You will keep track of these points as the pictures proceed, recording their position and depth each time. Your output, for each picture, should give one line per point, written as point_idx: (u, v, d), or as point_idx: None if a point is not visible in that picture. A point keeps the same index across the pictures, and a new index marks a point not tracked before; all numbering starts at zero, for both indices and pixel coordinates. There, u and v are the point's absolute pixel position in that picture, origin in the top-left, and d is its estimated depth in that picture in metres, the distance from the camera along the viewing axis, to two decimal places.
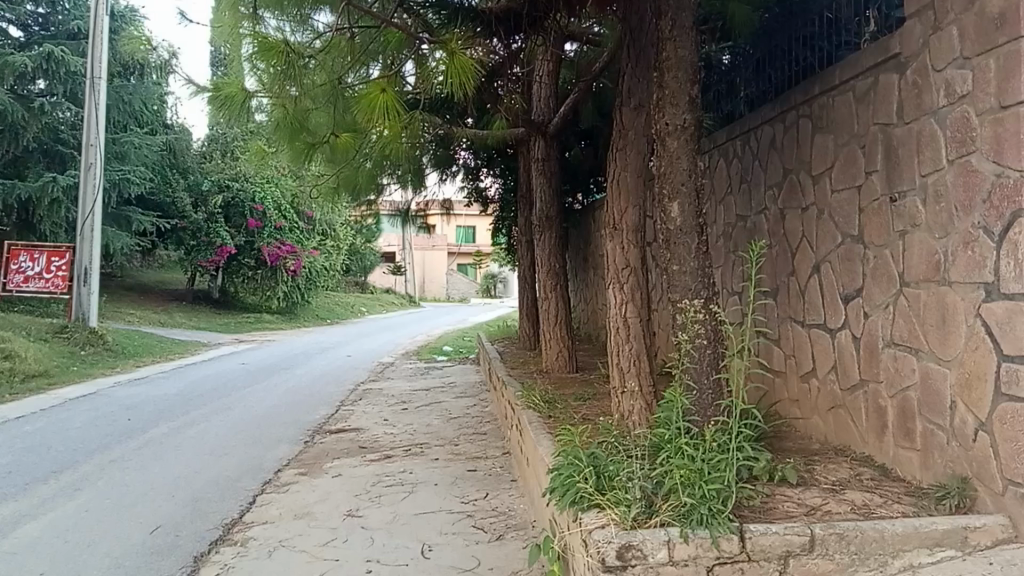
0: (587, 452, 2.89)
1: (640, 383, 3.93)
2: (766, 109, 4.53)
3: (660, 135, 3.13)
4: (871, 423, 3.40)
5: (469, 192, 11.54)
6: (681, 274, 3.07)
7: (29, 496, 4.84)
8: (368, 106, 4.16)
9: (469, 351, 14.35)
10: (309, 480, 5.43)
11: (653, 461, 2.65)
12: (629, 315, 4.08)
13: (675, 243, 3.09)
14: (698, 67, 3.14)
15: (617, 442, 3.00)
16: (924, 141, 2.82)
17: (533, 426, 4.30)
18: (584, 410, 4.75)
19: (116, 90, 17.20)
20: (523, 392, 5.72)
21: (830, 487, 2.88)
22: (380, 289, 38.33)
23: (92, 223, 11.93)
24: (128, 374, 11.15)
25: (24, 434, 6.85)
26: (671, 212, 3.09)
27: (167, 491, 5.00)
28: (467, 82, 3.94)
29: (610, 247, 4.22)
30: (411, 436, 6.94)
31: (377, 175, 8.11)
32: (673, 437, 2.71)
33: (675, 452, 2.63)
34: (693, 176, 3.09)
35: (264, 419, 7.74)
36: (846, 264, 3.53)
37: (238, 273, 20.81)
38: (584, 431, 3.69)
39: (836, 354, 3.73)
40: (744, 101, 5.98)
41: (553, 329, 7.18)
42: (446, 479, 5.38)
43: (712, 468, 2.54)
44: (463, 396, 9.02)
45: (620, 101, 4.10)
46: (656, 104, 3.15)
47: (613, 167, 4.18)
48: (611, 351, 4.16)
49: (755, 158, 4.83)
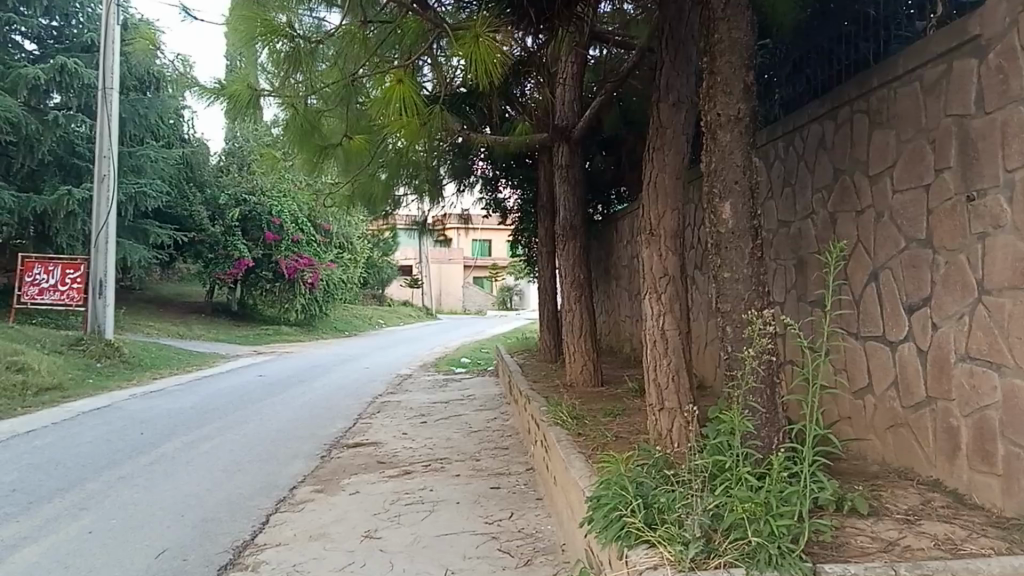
0: (632, 479, 2.59)
1: (678, 401, 3.67)
2: (815, 107, 4.35)
3: (711, 127, 2.85)
4: (940, 444, 3.11)
5: (487, 203, 11.26)
6: (733, 280, 2.78)
7: (31, 517, 4.58)
8: (385, 97, 3.88)
9: (487, 363, 14.09)
10: (325, 498, 5.15)
11: (712, 491, 2.35)
12: (667, 327, 3.79)
13: (726, 248, 2.80)
14: (754, 51, 2.86)
15: (663, 469, 2.71)
16: (1010, 132, 2.57)
17: (562, 444, 4.01)
18: (617, 428, 4.46)
19: (132, 104, 16.99)
20: (550, 406, 5.44)
21: (904, 517, 2.58)
22: (397, 302, 38.10)
23: (106, 234, 11.68)
24: (144, 386, 10.93)
25: (31, 449, 6.61)
26: (722, 212, 2.81)
27: (177, 510, 4.74)
28: (492, 69, 3.66)
29: (645, 255, 3.93)
30: (430, 450, 6.66)
31: (394, 184, 7.85)
32: (733, 464, 2.42)
33: (737, 482, 2.33)
34: (748, 173, 2.81)
35: (281, 434, 7.48)
36: (912, 270, 3.32)
37: (256, 286, 20.54)
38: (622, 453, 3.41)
39: (898, 370, 3.45)
40: (777, 104, 5.70)
41: (578, 342, 6.88)
42: (468, 496, 5.09)
43: (780, 501, 2.23)
44: (484, 409, 8.73)
45: (655, 96, 3.86)
46: (706, 94, 2.88)
47: (649, 168, 3.91)
48: (645, 365, 3.87)
49: (801, 159, 4.60)
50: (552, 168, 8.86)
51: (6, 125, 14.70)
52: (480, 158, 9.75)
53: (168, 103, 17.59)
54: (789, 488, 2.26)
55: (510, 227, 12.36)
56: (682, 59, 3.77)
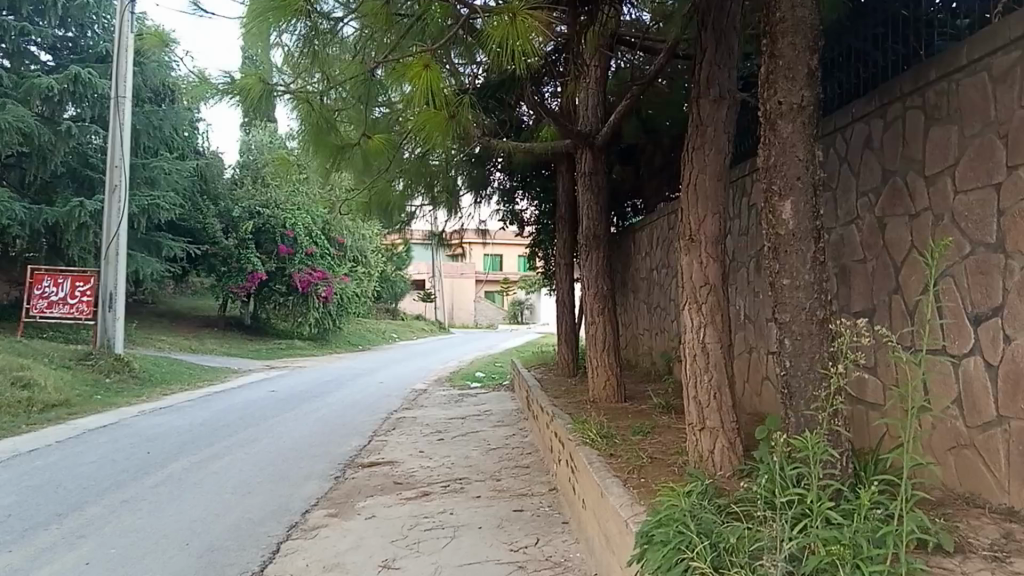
0: (690, 511, 2.32)
1: (721, 421, 3.42)
2: (860, 104, 4.10)
3: (771, 117, 2.60)
4: (1017, 469, 2.81)
5: (504, 215, 10.97)
6: (794, 289, 2.54)
7: (27, 546, 4.32)
8: (411, 83, 3.74)
9: (501, 377, 13.82)
10: (339, 524, 4.89)
11: (788, 529, 2.09)
12: (708, 340, 3.51)
13: (786, 250, 2.56)
14: (819, 32, 2.59)
15: (723, 509, 2.44)
16: None
17: (594, 467, 3.72)
18: (651, 448, 4.17)
19: (147, 115, 16.80)
20: (576, 424, 5.14)
21: (992, 555, 2.28)
22: (410, 316, 37.78)
23: (117, 245, 11.47)
24: (154, 402, 10.69)
25: (33, 470, 6.38)
26: (782, 211, 2.56)
27: (182, 538, 4.47)
28: (524, 47, 3.46)
29: (684, 262, 3.65)
30: (448, 470, 6.38)
31: (410, 193, 7.61)
32: (811, 498, 2.17)
33: (816, 518, 2.09)
34: (811, 168, 2.55)
35: (293, 452, 7.23)
36: (978, 276, 3.05)
37: (270, 299, 20.31)
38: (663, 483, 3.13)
39: (962, 386, 3.16)
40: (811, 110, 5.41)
41: (600, 356, 6.56)
42: (491, 521, 4.82)
43: (871, 543, 1.96)
44: (501, 425, 8.45)
45: (696, 92, 3.64)
46: (765, 80, 2.63)
47: (689, 168, 3.67)
48: (684, 382, 3.60)
49: (842, 162, 4.34)
50: (571, 177, 8.67)
51: (18, 135, 14.54)
52: (498, 168, 9.51)
53: (182, 115, 17.41)
54: (880, 530, 1.99)
55: (527, 241, 12.06)
56: (724, 52, 3.56)
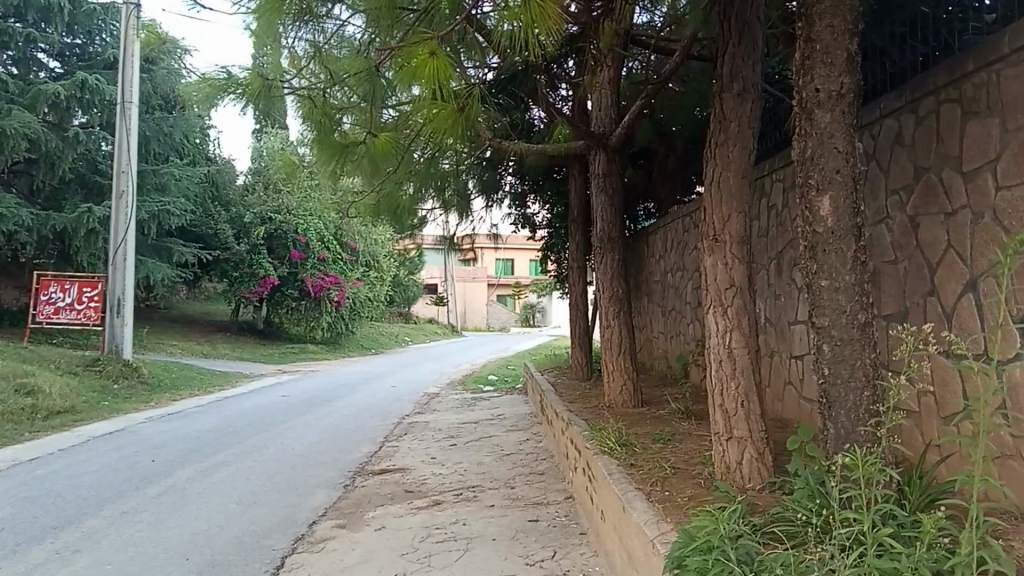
0: (736, 538, 2.18)
1: (749, 429, 3.28)
2: (888, 99, 3.92)
3: (808, 106, 2.48)
4: None
5: (516, 220, 10.75)
6: (833, 291, 2.43)
7: (20, 562, 4.18)
8: (416, 73, 3.60)
9: (515, 380, 13.65)
10: (347, 536, 4.75)
11: (843, 561, 1.96)
12: (734, 345, 3.34)
13: (824, 249, 2.46)
14: (858, 17, 2.46)
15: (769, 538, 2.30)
16: None
17: (614, 479, 3.56)
18: (672, 457, 3.99)
19: (156, 122, 16.67)
20: (593, 430, 4.95)
21: None
22: (422, 320, 37.60)
23: (125, 251, 11.35)
24: (164, 408, 10.57)
25: (34, 481, 6.27)
26: (821, 207, 2.45)
27: (181, 552, 4.33)
28: (540, 28, 3.25)
29: (708, 263, 3.48)
30: (461, 477, 6.21)
31: (421, 195, 7.45)
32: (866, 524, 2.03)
33: (872, 541, 1.99)
34: (850, 163, 2.43)
35: (302, 459, 7.08)
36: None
37: (281, 304, 20.20)
38: (692, 502, 2.96)
39: (1008, 393, 2.97)
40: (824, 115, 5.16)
41: (616, 359, 6.28)
42: (505, 532, 4.64)
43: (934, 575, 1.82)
44: (515, 430, 8.28)
45: (718, 87, 3.49)
46: (801, 67, 2.51)
47: (712, 166, 3.49)
48: (710, 389, 3.44)
49: (869, 159, 4.16)
50: (583, 180, 8.46)
51: (26, 142, 14.45)
52: (510, 171, 9.33)
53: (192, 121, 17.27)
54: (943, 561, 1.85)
55: (540, 245, 11.83)
56: (747, 44, 3.41)
